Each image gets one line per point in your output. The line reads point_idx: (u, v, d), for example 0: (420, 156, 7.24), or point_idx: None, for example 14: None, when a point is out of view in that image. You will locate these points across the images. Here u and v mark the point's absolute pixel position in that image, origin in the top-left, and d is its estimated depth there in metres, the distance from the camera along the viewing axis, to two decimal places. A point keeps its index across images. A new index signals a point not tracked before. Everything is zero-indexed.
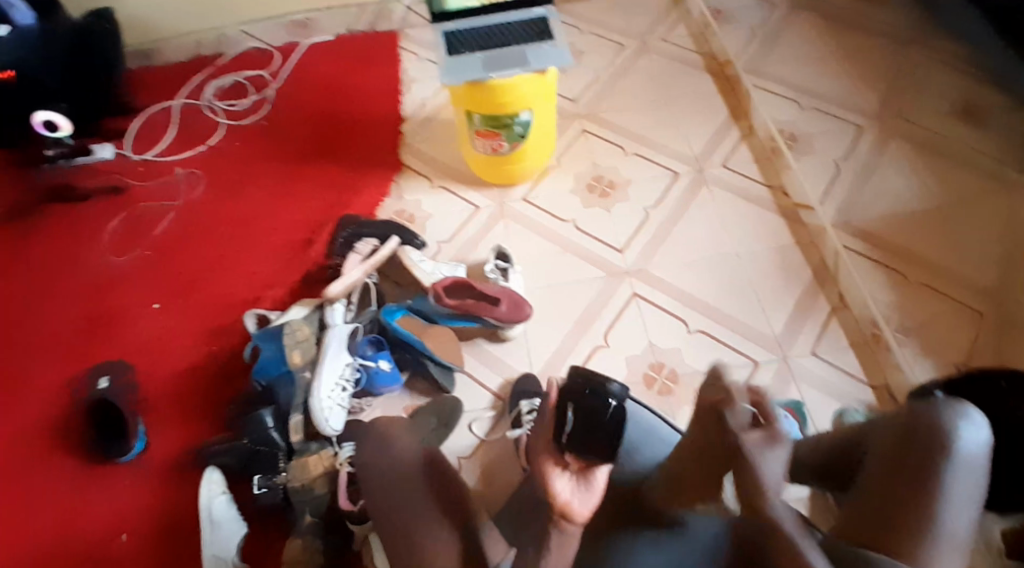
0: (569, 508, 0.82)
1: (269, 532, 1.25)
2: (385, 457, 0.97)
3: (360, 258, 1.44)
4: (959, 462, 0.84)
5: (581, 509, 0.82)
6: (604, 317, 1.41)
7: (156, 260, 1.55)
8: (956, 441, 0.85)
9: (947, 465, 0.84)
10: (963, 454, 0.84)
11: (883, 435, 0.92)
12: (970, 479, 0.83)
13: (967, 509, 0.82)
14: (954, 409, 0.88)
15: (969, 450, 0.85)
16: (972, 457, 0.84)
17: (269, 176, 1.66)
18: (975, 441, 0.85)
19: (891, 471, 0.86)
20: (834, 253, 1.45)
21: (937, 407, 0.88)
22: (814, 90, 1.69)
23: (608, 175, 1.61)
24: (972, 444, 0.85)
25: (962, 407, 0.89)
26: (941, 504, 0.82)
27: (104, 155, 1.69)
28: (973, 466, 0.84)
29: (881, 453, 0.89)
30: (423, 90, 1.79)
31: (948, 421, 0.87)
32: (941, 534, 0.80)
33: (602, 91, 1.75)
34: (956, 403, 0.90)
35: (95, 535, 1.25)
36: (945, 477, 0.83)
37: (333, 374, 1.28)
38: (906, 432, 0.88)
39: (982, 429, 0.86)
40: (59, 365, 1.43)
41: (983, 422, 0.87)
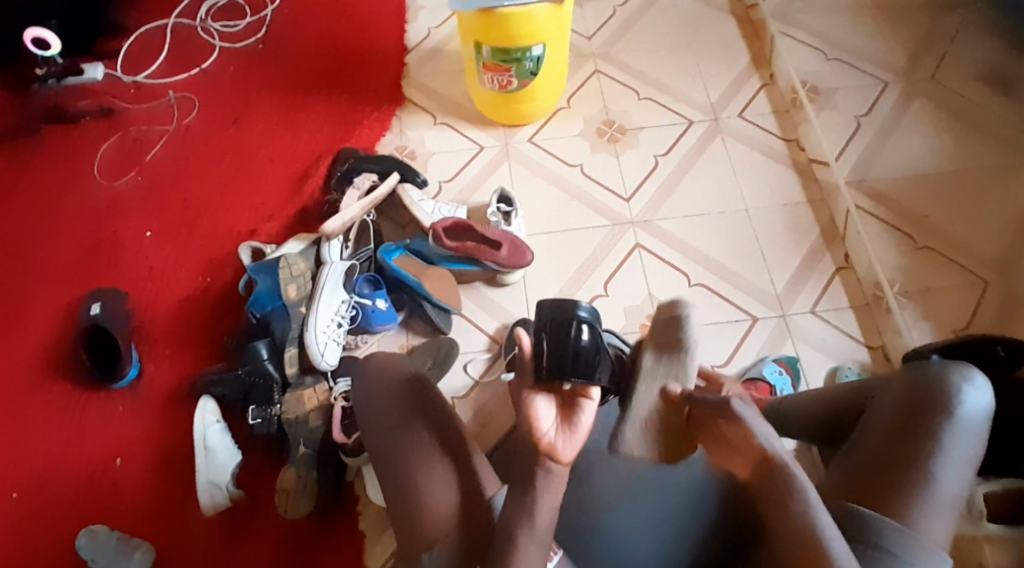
0: (554, 449, 0.80)
1: (263, 462, 1.26)
2: (383, 385, 0.94)
3: (358, 194, 1.42)
4: (958, 425, 0.82)
5: (567, 450, 0.81)
6: (606, 266, 1.39)
7: (150, 186, 1.52)
8: (957, 404, 0.83)
9: (945, 428, 0.82)
10: (962, 419, 0.83)
11: (883, 395, 0.90)
12: (969, 442, 0.82)
13: (961, 472, 0.81)
14: (957, 372, 0.86)
15: (969, 413, 0.83)
16: (971, 422, 0.83)
17: (266, 103, 1.62)
18: (975, 406, 0.83)
19: (889, 434, 0.85)
20: (845, 213, 1.41)
21: (940, 369, 0.86)
22: (838, 40, 1.63)
23: (619, 120, 1.56)
24: (972, 407, 0.84)
25: (966, 369, 0.87)
26: (935, 464, 0.81)
27: (96, 76, 1.64)
28: (971, 429, 0.83)
29: (881, 414, 0.88)
30: (431, 20, 1.72)
31: (950, 383, 0.85)
32: (934, 496, 0.79)
33: (617, 30, 1.68)
34: (960, 366, 0.88)
35: (91, 459, 1.27)
36: (942, 443, 0.82)
37: (329, 311, 1.26)
38: (908, 394, 0.86)
39: (983, 392, 0.85)
40: (53, 289, 1.42)
41: (986, 386, 0.86)
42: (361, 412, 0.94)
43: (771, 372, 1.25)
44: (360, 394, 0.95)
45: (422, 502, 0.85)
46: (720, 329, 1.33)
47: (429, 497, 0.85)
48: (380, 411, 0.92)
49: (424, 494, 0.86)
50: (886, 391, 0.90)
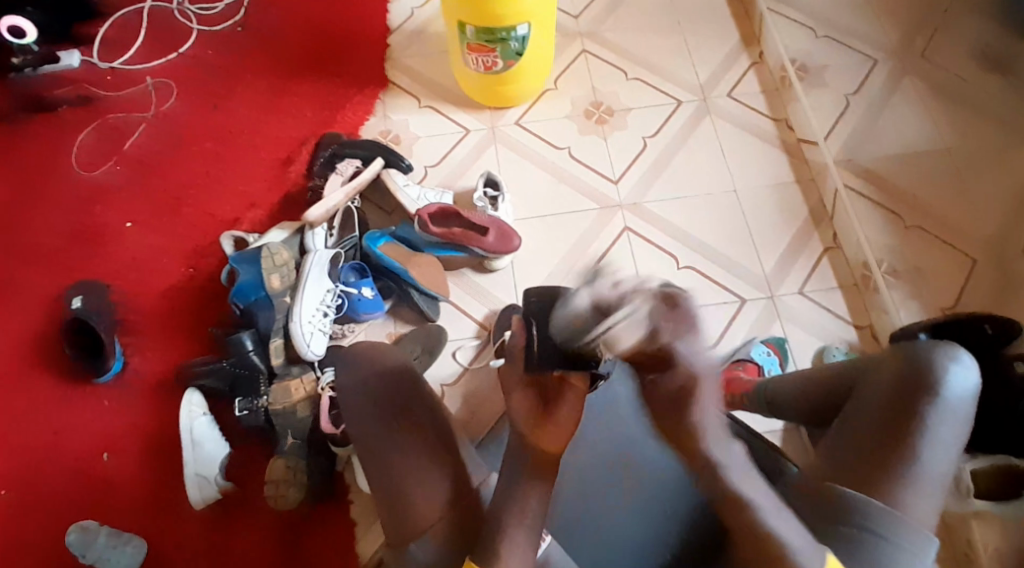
0: (544, 441, 0.79)
1: (252, 453, 1.25)
2: (373, 374, 0.93)
3: (341, 179, 1.40)
4: (945, 405, 0.82)
5: (556, 439, 0.80)
6: (595, 249, 1.38)
7: (131, 175, 1.50)
8: (944, 384, 0.83)
9: (932, 408, 0.82)
10: (949, 399, 0.82)
11: (871, 374, 0.89)
12: (952, 423, 0.82)
13: (949, 452, 0.81)
14: (944, 352, 0.85)
15: (956, 393, 0.83)
16: (958, 402, 0.82)
17: (248, 88, 1.58)
18: (960, 386, 0.83)
19: (877, 415, 0.83)
20: (833, 193, 1.40)
21: (926, 350, 0.85)
22: (827, 15, 1.60)
23: (607, 102, 1.54)
24: (959, 386, 0.83)
25: (953, 349, 0.86)
26: (922, 444, 0.80)
27: (72, 63, 1.61)
28: (958, 409, 0.82)
29: (869, 393, 0.86)
30: (414, 1, 1.69)
31: (936, 363, 0.84)
32: (921, 475, 0.80)
33: (605, 9, 1.65)
34: (947, 346, 0.87)
35: (78, 453, 1.26)
36: (926, 424, 0.81)
37: (314, 300, 1.25)
38: (896, 374, 0.85)
39: (970, 371, 0.84)
40: (34, 282, 1.40)
41: (973, 365, 0.85)
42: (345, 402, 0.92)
43: (759, 354, 1.25)
44: (345, 385, 0.93)
45: (412, 495, 0.84)
46: (710, 312, 1.33)
47: (420, 487, 0.85)
48: (364, 399, 0.91)
49: (413, 486, 0.85)
50: (872, 371, 0.89)
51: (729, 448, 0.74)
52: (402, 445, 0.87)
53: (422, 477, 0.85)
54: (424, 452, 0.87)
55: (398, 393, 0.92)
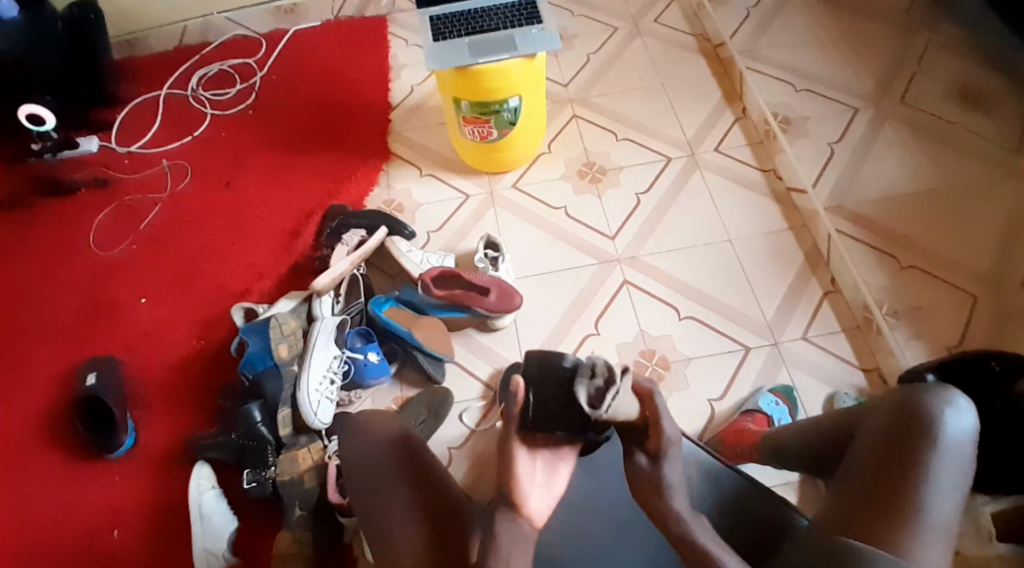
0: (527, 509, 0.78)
1: (260, 524, 1.24)
2: (366, 441, 0.89)
3: (347, 249, 1.43)
4: (944, 449, 0.77)
5: (539, 511, 0.79)
6: (595, 304, 1.40)
7: (144, 252, 1.54)
8: (942, 426, 0.79)
9: (932, 450, 0.77)
10: (947, 442, 0.78)
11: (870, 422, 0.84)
12: (954, 470, 0.77)
13: (952, 499, 0.76)
14: (939, 396, 0.81)
15: (953, 436, 0.78)
16: (956, 445, 0.78)
17: (256, 165, 1.65)
18: (958, 429, 0.78)
19: (875, 462, 0.79)
20: (827, 238, 1.43)
21: (920, 395, 0.81)
22: (808, 71, 1.67)
23: (600, 161, 1.59)
24: (955, 430, 0.79)
25: (950, 391, 0.82)
26: (924, 489, 0.75)
27: (90, 148, 1.69)
28: (958, 453, 0.78)
29: (869, 441, 0.82)
30: (413, 77, 1.77)
31: (930, 408, 0.80)
32: (925, 521, 0.74)
33: (593, 76, 1.73)
34: (941, 389, 0.83)
35: (89, 529, 1.25)
36: (928, 470, 0.76)
37: (321, 368, 1.27)
38: (894, 420, 0.81)
39: (966, 415, 0.80)
40: (50, 358, 1.43)
41: (971, 407, 0.81)
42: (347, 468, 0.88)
43: (767, 403, 1.24)
44: (346, 457, 0.88)
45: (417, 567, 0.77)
46: (714, 361, 1.33)
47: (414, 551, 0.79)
48: (363, 464, 0.87)
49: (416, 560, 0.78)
50: (870, 417, 0.85)
51: (696, 519, 0.76)
52: (406, 512, 0.83)
53: (426, 547, 0.79)
54: (430, 528, 0.81)
55: (405, 464, 0.86)
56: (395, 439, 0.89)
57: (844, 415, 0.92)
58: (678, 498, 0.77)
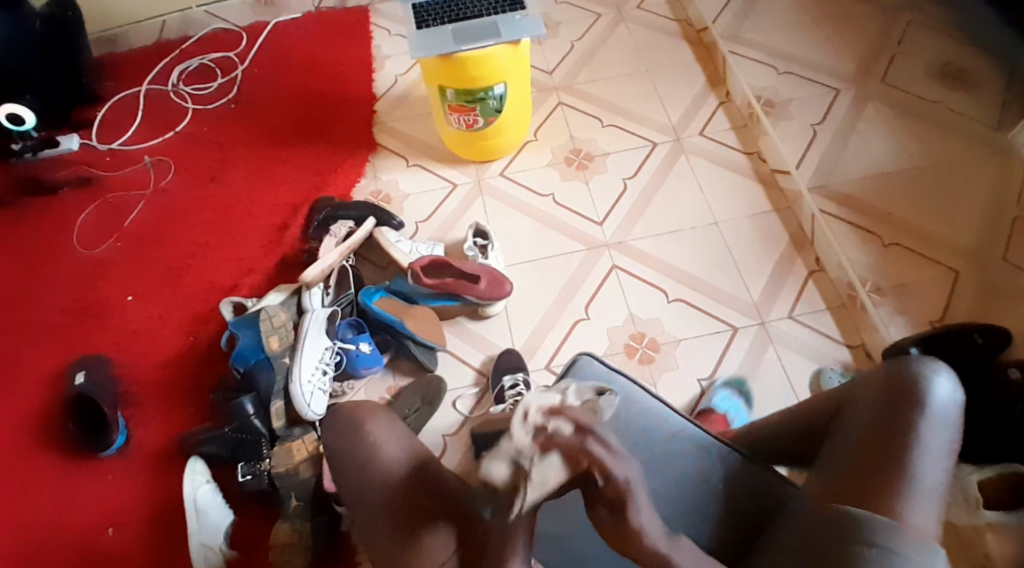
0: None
1: (256, 518, 1.24)
2: (356, 442, 0.87)
3: (336, 241, 1.43)
4: (931, 417, 0.78)
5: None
6: (585, 290, 1.41)
7: (129, 250, 1.54)
8: (928, 395, 0.80)
9: (919, 418, 0.78)
10: (934, 410, 0.79)
11: (854, 395, 0.85)
12: (942, 434, 0.78)
13: (941, 464, 0.77)
14: (925, 363, 0.83)
15: (939, 404, 0.79)
16: (942, 412, 0.79)
17: (240, 160, 1.64)
18: (944, 396, 0.79)
19: (864, 434, 0.80)
20: (811, 218, 1.44)
21: (905, 362, 0.82)
22: (791, 54, 1.68)
23: (586, 148, 1.60)
24: (942, 396, 0.80)
25: (933, 360, 0.83)
26: (913, 457, 0.77)
27: (72, 146, 1.67)
28: (944, 421, 0.79)
29: (856, 413, 0.83)
30: (397, 67, 1.77)
31: (918, 375, 0.81)
32: (917, 488, 0.75)
33: (577, 63, 1.73)
34: (927, 358, 0.84)
35: (85, 527, 1.25)
36: (918, 435, 0.78)
37: (313, 359, 1.27)
38: (879, 391, 0.82)
39: (951, 382, 0.81)
40: (37, 357, 1.42)
41: (954, 376, 0.82)
42: (338, 463, 0.87)
43: (722, 400, 1.26)
44: (333, 454, 0.88)
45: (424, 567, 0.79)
46: (703, 343, 1.35)
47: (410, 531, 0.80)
48: (359, 466, 0.86)
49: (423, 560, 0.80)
50: (853, 389, 0.86)
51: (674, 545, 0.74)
52: (404, 500, 0.83)
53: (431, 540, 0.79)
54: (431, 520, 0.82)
55: (397, 457, 0.86)
56: (385, 431, 0.88)
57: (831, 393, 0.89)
58: (652, 532, 0.73)
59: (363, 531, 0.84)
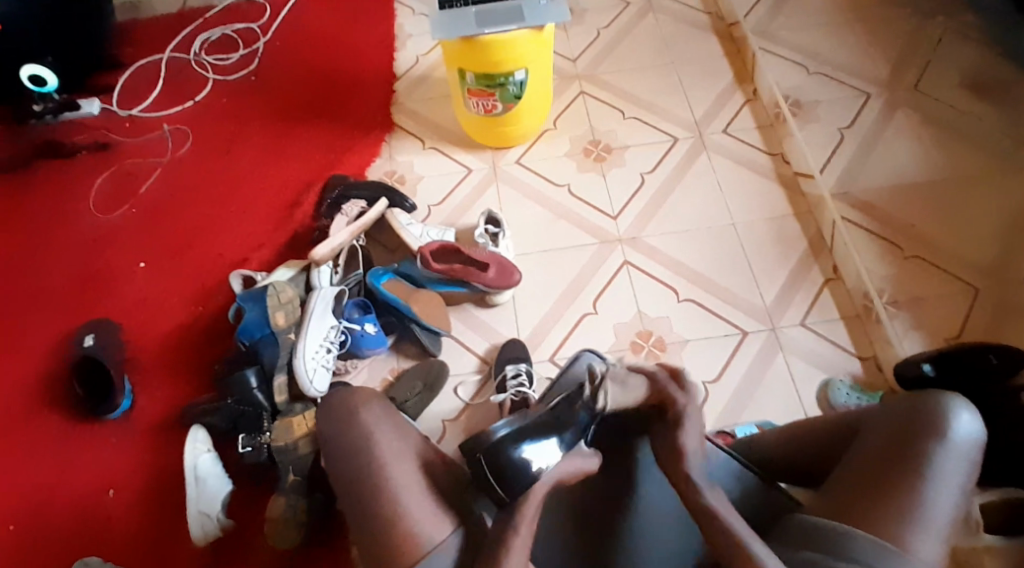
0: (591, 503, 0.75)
1: (253, 491, 1.25)
2: (351, 427, 0.89)
3: (347, 220, 1.42)
4: (950, 448, 0.77)
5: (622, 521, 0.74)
6: (595, 284, 1.40)
7: (144, 217, 1.54)
8: (948, 427, 0.78)
9: (936, 449, 0.77)
10: (951, 443, 0.78)
11: (872, 421, 0.84)
12: (959, 468, 0.77)
13: (953, 498, 0.76)
14: (949, 399, 0.81)
15: (960, 439, 0.78)
16: (961, 447, 0.78)
17: (257, 133, 1.64)
18: (967, 432, 0.78)
19: (876, 457, 0.79)
20: (832, 224, 1.41)
21: (930, 396, 0.81)
22: (821, 54, 1.64)
23: (605, 140, 1.58)
24: (964, 431, 0.78)
25: (959, 396, 0.82)
26: (926, 488, 0.75)
27: (92, 111, 1.68)
28: (962, 456, 0.77)
29: (872, 438, 0.82)
30: (419, 47, 1.75)
31: (941, 408, 0.80)
32: (926, 518, 0.74)
33: (602, 52, 1.70)
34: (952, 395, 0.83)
35: (86, 490, 1.27)
36: (933, 465, 0.77)
37: (318, 337, 1.27)
38: (899, 419, 0.81)
39: (975, 421, 0.80)
40: (48, 320, 1.43)
41: (979, 414, 0.80)
42: (332, 446, 0.89)
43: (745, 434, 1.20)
44: (329, 437, 0.90)
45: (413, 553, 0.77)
46: (711, 345, 1.33)
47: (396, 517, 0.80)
48: (350, 450, 0.87)
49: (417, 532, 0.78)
50: (873, 415, 0.85)
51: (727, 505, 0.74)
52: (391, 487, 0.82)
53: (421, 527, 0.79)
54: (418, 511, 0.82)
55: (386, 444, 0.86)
56: (376, 419, 0.89)
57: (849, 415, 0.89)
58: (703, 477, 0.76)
59: (349, 513, 0.85)
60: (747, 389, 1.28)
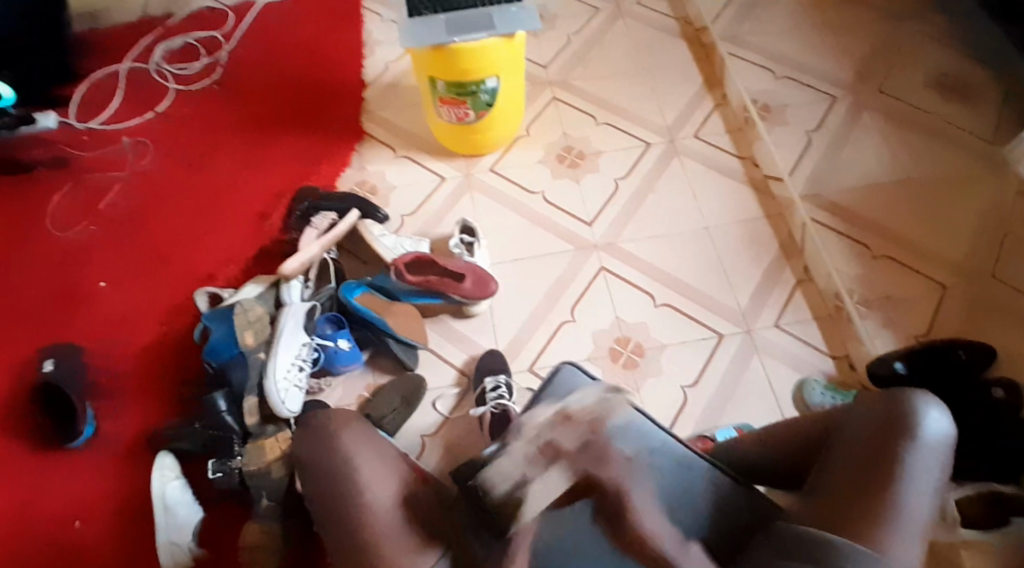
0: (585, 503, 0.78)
1: (228, 515, 1.21)
2: (330, 450, 0.86)
3: (317, 233, 1.39)
4: (921, 446, 0.77)
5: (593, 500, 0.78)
6: (571, 292, 1.39)
7: (105, 233, 1.50)
8: (918, 425, 0.78)
9: (908, 447, 0.77)
10: (924, 441, 0.77)
11: (843, 422, 0.84)
12: (932, 466, 0.76)
13: (928, 497, 0.75)
14: (918, 397, 0.81)
15: (931, 437, 0.78)
16: (933, 445, 0.77)
17: (221, 144, 1.60)
18: (937, 429, 0.78)
19: (849, 463, 0.79)
20: (802, 226, 1.42)
21: (898, 394, 0.81)
22: (789, 57, 1.66)
23: (578, 146, 1.57)
24: (935, 430, 0.78)
25: (926, 392, 0.82)
26: (901, 487, 0.75)
27: (49, 124, 1.62)
28: (934, 453, 0.77)
29: (844, 440, 0.81)
30: (387, 55, 1.73)
31: (910, 406, 0.80)
32: (903, 520, 0.73)
33: (573, 58, 1.70)
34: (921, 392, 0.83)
35: (51, 520, 1.22)
36: (907, 464, 0.76)
37: (290, 355, 1.24)
38: (871, 420, 0.81)
39: (946, 418, 0.80)
40: (6, 344, 1.38)
41: (948, 410, 0.81)
42: (308, 469, 0.86)
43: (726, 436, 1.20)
44: (306, 460, 0.87)
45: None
46: (689, 349, 1.33)
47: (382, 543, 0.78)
48: (329, 476, 0.84)
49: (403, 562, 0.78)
50: (845, 418, 0.84)
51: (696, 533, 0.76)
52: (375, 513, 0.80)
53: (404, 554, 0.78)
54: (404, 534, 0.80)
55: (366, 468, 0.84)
56: (356, 440, 0.87)
57: (820, 415, 0.89)
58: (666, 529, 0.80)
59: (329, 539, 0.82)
60: (725, 393, 1.28)
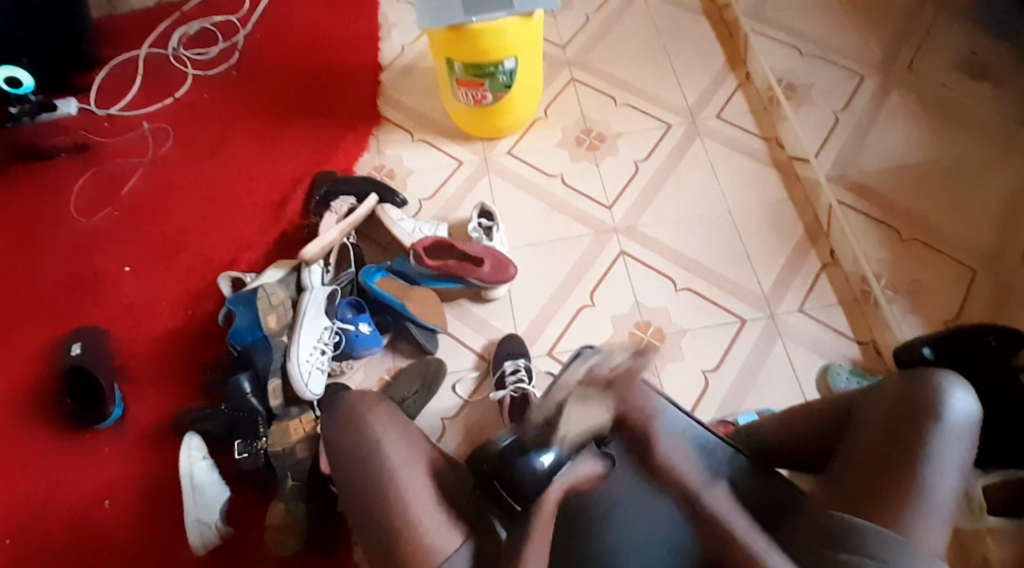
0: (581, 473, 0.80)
1: (252, 496, 1.23)
2: (355, 438, 0.86)
3: (337, 217, 1.39)
4: (946, 429, 0.76)
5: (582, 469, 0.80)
6: (592, 276, 1.38)
7: (127, 219, 1.51)
8: (943, 407, 0.77)
9: (932, 430, 0.76)
10: (949, 424, 0.76)
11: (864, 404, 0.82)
12: (957, 449, 0.75)
13: (954, 480, 0.74)
14: (940, 378, 0.80)
15: (956, 419, 0.77)
16: (958, 427, 0.76)
17: (241, 129, 1.60)
18: (961, 411, 0.77)
19: (873, 444, 0.77)
20: (828, 210, 1.40)
21: (921, 376, 0.80)
22: (814, 35, 1.62)
23: (597, 128, 1.55)
24: (960, 412, 0.77)
25: (949, 372, 0.80)
26: (926, 470, 0.74)
27: (70, 111, 1.64)
28: (959, 436, 0.76)
29: (867, 423, 0.80)
30: (404, 37, 1.72)
31: (933, 387, 0.78)
32: (929, 504, 0.72)
33: (592, 38, 1.67)
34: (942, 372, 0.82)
35: (80, 501, 1.24)
36: (932, 447, 0.75)
37: (311, 339, 1.24)
38: (894, 402, 0.80)
39: (970, 399, 0.78)
40: (34, 329, 1.40)
41: (972, 390, 0.79)
42: (332, 452, 0.87)
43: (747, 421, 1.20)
44: (333, 446, 0.87)
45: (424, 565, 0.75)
46: (711, 333, 1.32)
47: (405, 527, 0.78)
48: (351, 465, 0.85)
49: (428, 549, 0.76)
50: (866, 397, 0.83)
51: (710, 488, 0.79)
52: (397, 498, 0.80)
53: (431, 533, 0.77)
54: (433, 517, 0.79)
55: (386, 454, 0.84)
56: (381, 422, 0.87)
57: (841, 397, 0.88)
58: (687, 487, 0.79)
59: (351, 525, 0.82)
60: (747, 378, 1.27)
